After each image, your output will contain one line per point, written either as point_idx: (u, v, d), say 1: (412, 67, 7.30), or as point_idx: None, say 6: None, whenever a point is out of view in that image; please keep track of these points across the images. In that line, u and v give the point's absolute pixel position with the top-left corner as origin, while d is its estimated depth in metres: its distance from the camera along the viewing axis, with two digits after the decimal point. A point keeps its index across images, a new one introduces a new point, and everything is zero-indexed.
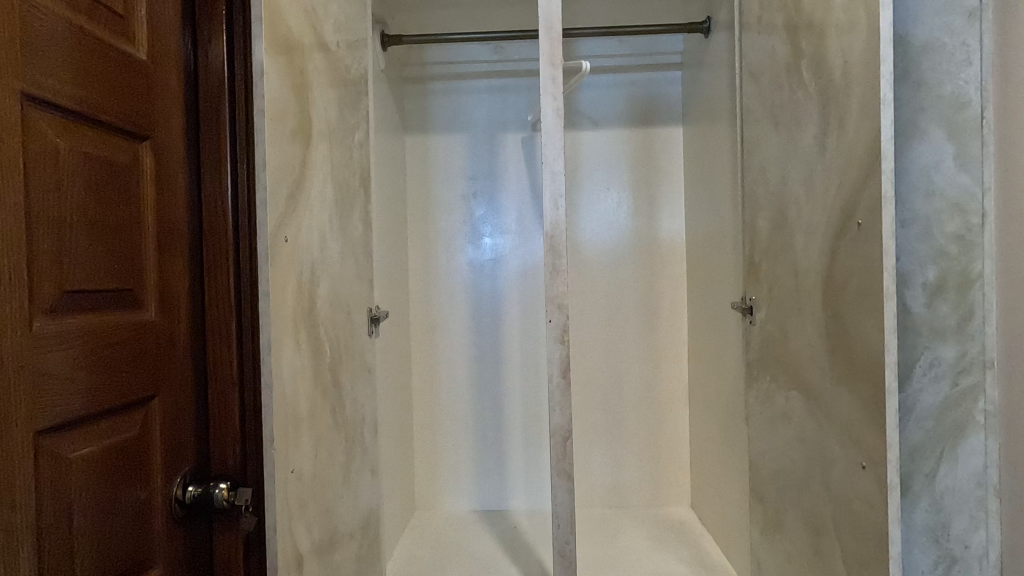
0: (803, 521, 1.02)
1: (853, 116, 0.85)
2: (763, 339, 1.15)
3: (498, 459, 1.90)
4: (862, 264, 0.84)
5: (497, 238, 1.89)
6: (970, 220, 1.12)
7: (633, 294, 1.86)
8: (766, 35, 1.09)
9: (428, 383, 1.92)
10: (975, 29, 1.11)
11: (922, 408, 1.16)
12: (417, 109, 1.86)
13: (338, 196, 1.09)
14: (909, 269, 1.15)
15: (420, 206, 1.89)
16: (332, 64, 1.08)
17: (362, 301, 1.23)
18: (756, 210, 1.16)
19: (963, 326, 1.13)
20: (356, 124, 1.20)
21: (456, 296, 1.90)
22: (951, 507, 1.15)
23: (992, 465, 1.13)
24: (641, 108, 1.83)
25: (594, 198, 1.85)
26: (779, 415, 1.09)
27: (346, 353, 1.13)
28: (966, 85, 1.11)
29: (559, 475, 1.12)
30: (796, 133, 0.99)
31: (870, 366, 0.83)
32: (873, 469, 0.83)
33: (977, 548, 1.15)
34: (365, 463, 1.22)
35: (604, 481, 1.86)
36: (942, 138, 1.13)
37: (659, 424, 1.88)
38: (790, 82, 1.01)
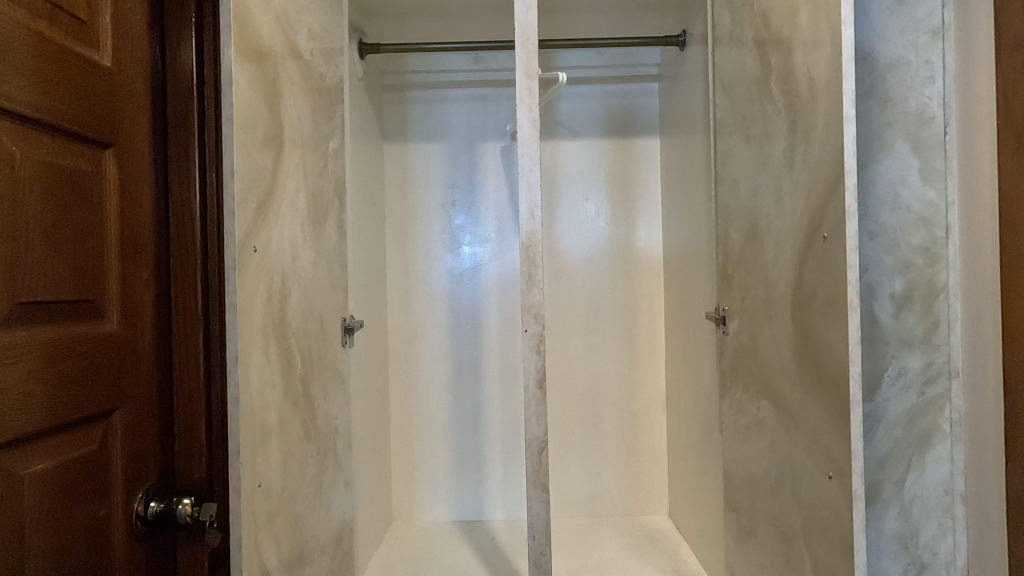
0: (774, 530, 1.02)
1: (819, 130, 0.87)
2: (736, 349, 1.16)
3: (477, 469, 1.89)
4: (828, 276, 0.85)
5: (476, 247, 1.88)
6: (936, 233, 1.15)
7: (612, 302, 1.87)
8: (738, 49, 1.11)
9: (406, 392, 1.91)
10: (938, 48, 1.14)
11: (890, 417, 1.18)
12: (397, 117, 1.85)
13: (311, 204, 1.08)
14: (878, 280, 1.18)
15: (399, 214, 1.88)
16: (305, 72, 1.07)
17: (336, 310, 1.22)
18: (729, 221, 1.18)
19: (929, 337, 1.15)
20: (331, 132, 1.19)
21: (435, 304, 1.90)
22: (919, 514, 1.18)
23: (958, 472, 1.15)
24: (620, 119, 1.85)
25: (574, 207, 1.86)
26: (751, 424, 1.10)
27: (318, 363, 1.11)
28: (930, 101, 1.14)
29: (535, 486, 1.11)
30: (766, 146, 1.01)
31: (837, 377, 0.84)
32: (840, 479, 0.84)
33: (945, 554, 1.16)
34: (338, 476, 1.20)
35: (582, 490, 1.86)
36: (907, 153, 1.15)
37: (638, 433, 1.89)
38: (760, 96, 1.03)
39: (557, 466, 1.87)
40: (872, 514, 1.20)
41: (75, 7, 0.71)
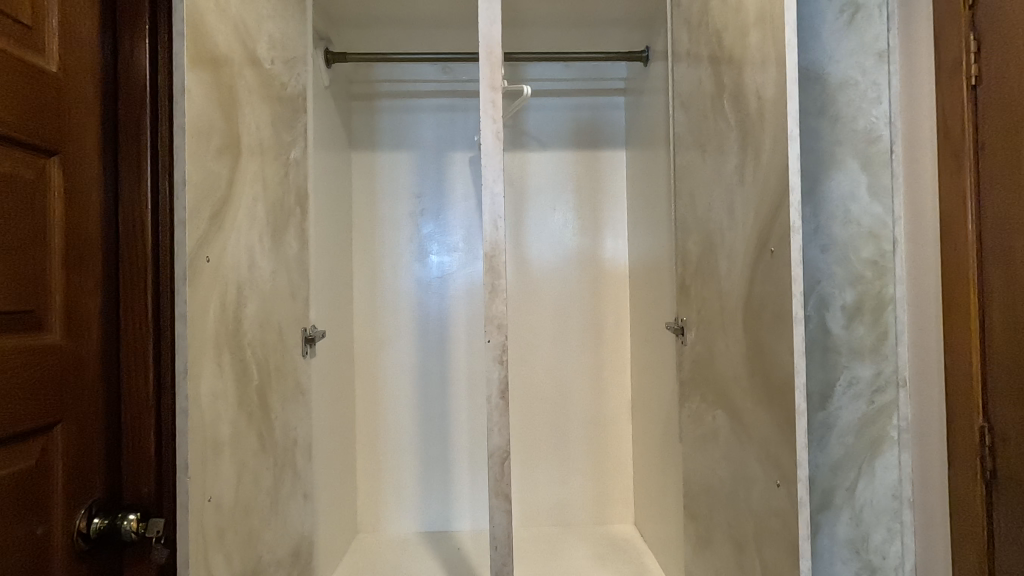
0: (728, 537, 1.04)
1: (766, 148, 0.90)
2: (694, 359, 1.19)
3: (444, 479, 1.89)
4: (775, 289, 0.88)
5: (444, 256, 1.89)
6: (883, 247, 1.20)
7: (579, 312, 1.89)
8: (694, 68, 1.15)
9: (372, 402, 1.89)
10: (883, 70, 1.19)
11: (843, 424, 1.22)
12: (365, 126, 1.85)
13: (271, 213, 1.07)
14: (830, 291, 1.21)
15: (366, 222, 1.87)
16: (265, 81, 1.06)
17: (296, 320, 1.21)
18: (686, 233, 1.21)
19: (878, 347, 1.20)
20: (293, 141, 1.19)
21: (403, 313, 1.89)
22: (869, 520, 1.22)
23: (906, 478, 1.20)
24: (586, 131, 1.87)
25: (542, 218, 1.88)
26: (707, 433, 1.12)
27: (277, 374, 1.10)
28: (877, 121, 1.19)
29: (497, 496, 1.11)
30: (720, 162, 1.04)
31: (784, 387, 0.86)
32: (787, 486, 0.86)
33: (894, 558, 1.21)
34: (297, 488, 1.19)
35: (549, 499, 1.87)
36: (856, 170, 1.20)
37: (604, 442, 1.90)
38: (714, 114, 1.06)
39: (524, 475, 1.88)
40: (825, 520, 1.23)
41: (19, 11, 0.70)
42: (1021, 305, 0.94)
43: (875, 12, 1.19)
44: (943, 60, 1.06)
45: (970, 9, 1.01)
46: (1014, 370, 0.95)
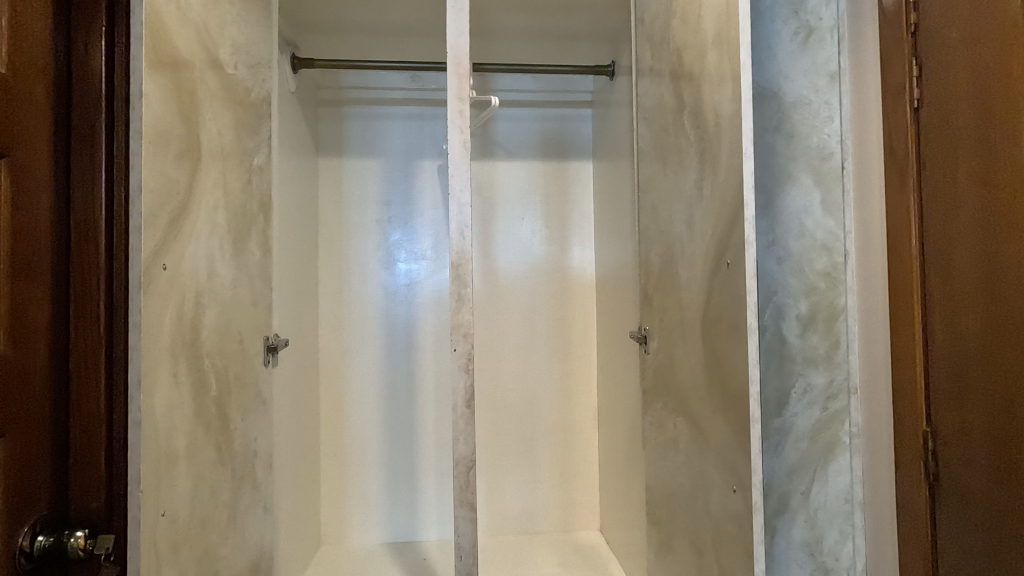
0: (688, 543, 1.07)
1: (723, 163, 0.93)
2: (656, 367, 1.21)
3: (411, 489, 1.87)
4: (731, 300, 0.91)
5: (412, 264, 1.88)
6: (835, 259, 1.25)
7: (547, 320, 1.91)
8: (656, 84, 1.18)
9: (337, 412, 1.86)
10: (835, 90, 1.25)
11: (798, 430, 1.26)
12: (333, 132, 1.83)
13: (231, 220, 1.05)
14: (786, 302, 1.26)
15: (332, 230, 1.85)
16: (228, 86, 1.05)
17: (257, 329, 1.18)
18: (649, 244, 1.24)
19: (831, 355, 1.25)
20: (256, 147, 1.17)
21: (369, 321, 1.88)
22: (824, 522, 1.26)
23: (857, 482, 1.25)
24: (554, 141, 1.90)
25: (510, 226, 1.90)
26: (669, 440, 1.14)
27: (236, 384, 1.07)
28: (829, 138, 1.25)
29: (462, 505, 1.11)
30: (680, 175, 1.07)
31: (739, 395, 0.89)
32: (743, 492, 0.88)
33: (846, 559, 1.25)
34: (257, 500, 1.16)
35: (516, 508, 1.87)
36: (810, 185, 1.25)
37: (570, 449, 1.92)
38: (676, 129, 1.09)
39: (491, 484, 1.88)
40: (781, 524, 1.27)
41: None
42: (958, 316, 0.97)
43: (827, 35, 1.25)
44: (889, 82, 1.10)
45: (912, 34, 1.05)
46: (953, 381, 0.99)
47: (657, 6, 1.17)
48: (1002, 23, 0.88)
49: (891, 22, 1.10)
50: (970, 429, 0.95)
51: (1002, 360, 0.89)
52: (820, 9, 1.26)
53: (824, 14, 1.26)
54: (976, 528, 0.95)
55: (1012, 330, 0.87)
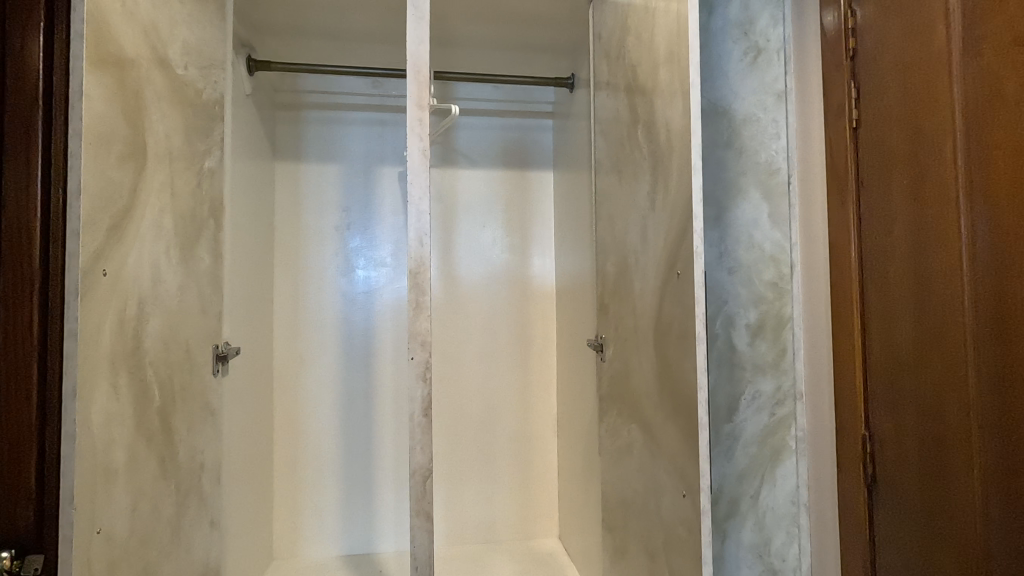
0: (641, 547, 1.09)
1: (674, 176, 0.95)
2: (612, 375, 1.24)
3: (368, 498, 1.86)
4: (680, 310, 0.93)
5: (371, 271, 1.87)
6: (782, 270, 1.30)
7: (507, 328, 1.92)
8: (613, 98, 1.21)
9: (293, 422, 1.82)
10: (781, 108, 1.31)
11: (747, 436, 1.30)
12: (290, 136, 1.80)
13: (179, 225, 1.02)
14: (735, 311, 1.31)
15: (289, 235, 1.81)
16: (177, 87, 1.01)
17: (206, 337, 1.15)
18: (606, 254, 1.27)
19: (778, 362, 1.30)
20: (207, 150, 1.14)
21: (327, 328, 1.85)
22: (771, 525, 1.31)
23: (802, 485, 1.29)
24: (514, 150, 1.92)
25: (471, 234, 1.90)
26: (623, 446, 1.16)
27: (182, 395, 1.03)
28: (776, 154, 1.30)
29: (418, 515, 1.09)
30: (635, 188, 1.10)
31: (687, 402, 0.91)
32: (691, 497, 0.90)
33: (792, 560, 1.30)
34: (203, 515, 1.12)
35: (475, 517, 1.87)
36: (759, 199, 1.31)
37: (529, 457, 1.93)
38: (631, 142, 1.12)
39: (449, 493, 1.87)
40: (731, 527, 1.31)
41: None
42: (894, 324, 1.02)
43: (775, 56, 1.31)
44: (831, 103, 1.16)
45: (851, 58, 1.11)
46: (889, 388, 1.03)
47: (613, 22, 1.20)
48: (931, 51, 0.93)
49: (831, 46, 1.15)
50: (904, 433, 1.00)
51: (932, 368, 0.94)
52: (768, 30, 1.31)
53: (771, 36, 1.31)
54: (910, 529, 0.99)
55: (940, 340, 0.92)
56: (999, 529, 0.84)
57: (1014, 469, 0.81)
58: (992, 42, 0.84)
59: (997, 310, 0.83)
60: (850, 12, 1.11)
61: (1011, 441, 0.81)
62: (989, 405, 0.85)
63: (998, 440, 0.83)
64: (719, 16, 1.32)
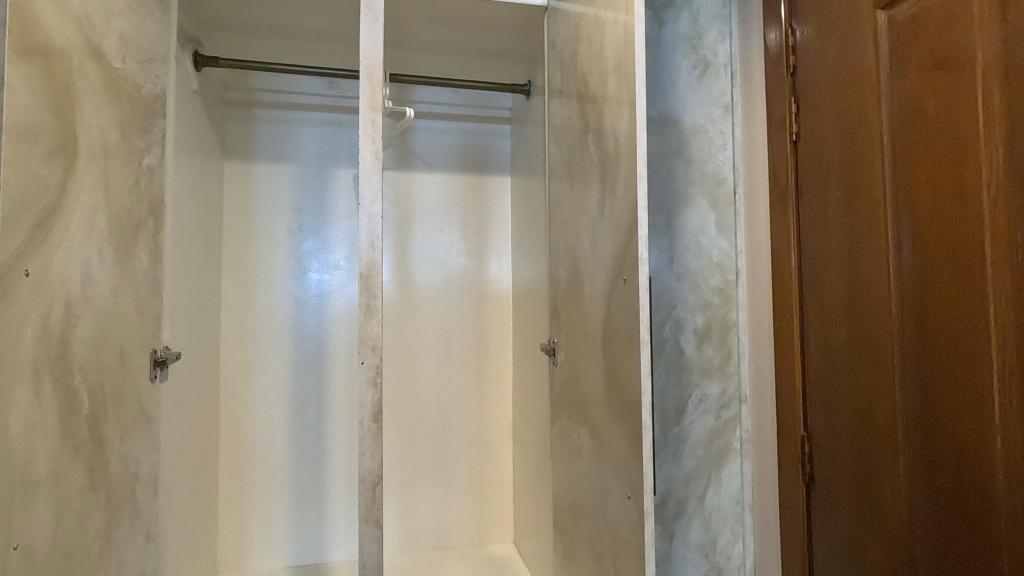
0: (589, 550, 1.10)
1: (620, 184, 0.97)
2: (564, 379, 1.25)
3: (319, 507, 1.82)
4: (626, 315, 0.95)
5: (324, 274, 1.83)
6: (728, 277, 1.35)
7: (463, 332, 1.91)
8: (566, 106, 1.23)
9: (240, 429, 1.76)
10: (728, 121, 1.36)
11: (694, 438, 1.34)
12: (240, 135, 1.76)
13: (115, 224, 0.97)
14: (684, 316, 1.34)
15: (238, 237, 1.76)
16: (115, 80, 0.97)
17: (142, 342, 1.10)
18: (559, 259, 1.28)
19: (724, 366, 1.34)
20: (146, 146, 1.09)
21: (277, 333, 1.80)
22: (717, 524, 1.34)
23: (746, 485, 1.34)
24: (472, 155, 1.92)
25: (427, 238, 1.89)
26: (574, 449, 1.18)
27: (114, 402, 0.98)
28: (723, 165, 1.35)
29: (367, 523, 1.06)
30: (585, 195, 1.12)
31: (632, 405, 0.92)
32: (635, 499, 0.92)
33: (736, 558, 1.34)
34: (138, 527, 1.07)
35: (430, 524, 1.88)
36: (706, 208, 1.35)
37: (485, 462, 1.93)
38: (582, 150, 1.14)
39: (403, 499, 1.86)
40: (679, 528, 1.34)
41: None
42: (829, 330, 1.07)
43: (722, 70, 1.36)
44: (773, 117, 1.21)
45: (791, 74, 1.16)
46: (825, 391, 1.08)
47: (567, 31, 1.21)
48: (862, 69, 0.98)
49: (774, 62, 1.20)
50: (839, 434, 1.04)
51: (863, 371, 0.99)
52: (715, 45, 1.36)
53: (719, 51, 1.36)
54: (844, 525, 1.03)
55: (871, 345, 0.97)
56: (922, 525, 0.88)
57: (935, 467, 0.86)
58: (915, 63, 0.89)
59: (920, 316, 0.88)
60: (791, 31, 1.16)
61: (932, 441, 0.86)
62: (913, 406, 0.89)
63: (921, 439, 0.88)
64: (670, 29, 1.36)
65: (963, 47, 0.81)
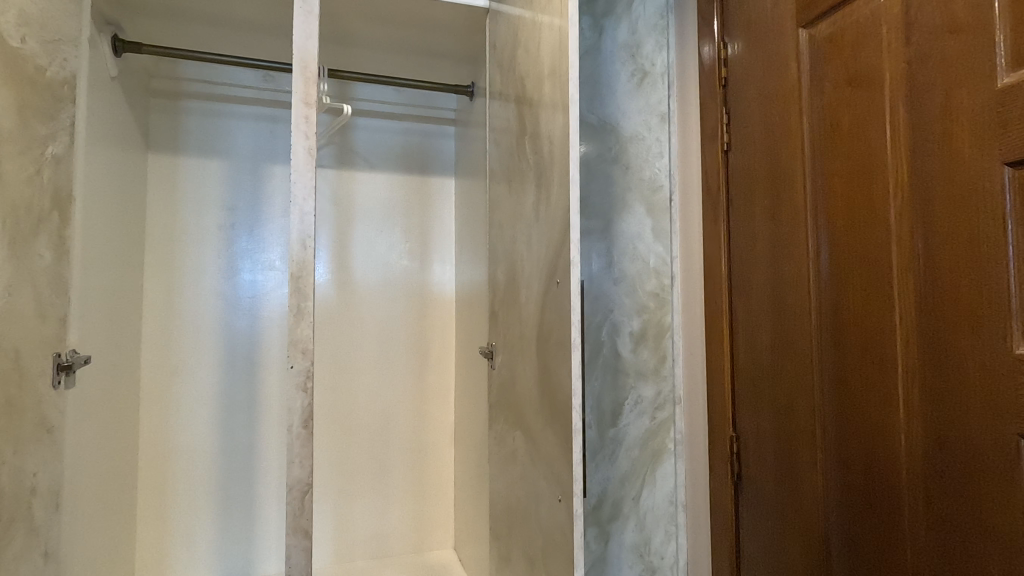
0: (523, 554, 1.09)
1: (555, 186, 0.97)
2: (501, 382, 1.25)
3: (249, 517, 1.75)
4: (559, 318, 0.95)
5: (258, 274, 1.76)
6: (663, 281, 1.38)
7: (404, 335, 1.88)
8: (505, 109, 1.23)
9: (162, 437, 1.66)
10: (664, 129, 1.39)
11: (629, 440, 1.36)
12: (167, 127, 1.67)
13: (11, 215, 0.89)
14: (621, 319, 1.36)
15: (162, 235, 1.66)
16: (12, 61, 0.89)
17: (44, 345, 1.02)
18: (497, 262, 1.28)
19: (658, 368, 1.37)
20: (51, 134, 1.01)
21: (205, 335, 1.71)
22: (651, 525, 1.36)
23: (680, 484, 1.36)
24: (415, 155, 1.89)
25: (368, 239, 1.85)
26: (509, 453, 1.17)
27: (6, 410, 0.89)
28: (659, 172, 1.38)
29: (294, 533, 0.97)
30: (523, 198, 1.12)
31: (563, 408, 0.92)
32: (565, 501, 0.92)
33: (669, 557, 1.36)
34: (33, 546, 0.98)
35: (367, 532, 1.83)
36: (643, 213, 1.37)
37: (425, 468, 1.89)
38: (520, 153, 1.14)
39: (339, 506, 1.81)
40: (615, 529, 1.35)
41: None
42: (756, 332, 1.10)
43: (659, 79, 1.39)
44: (706, 127, 1.25)
45: (723, 86, 1.20)
46: (752, 392, 1.12)
47: (506, 34, 1.21)
48: (786, 83, 1.02)
49: (707, 74, 1.24)
50: (764, 433, 1.08)
51: (786, 373, 1.03)
52: (653, 55, 1.39)
53: (657, 60, 1.39)
54: (767, 522, 1.07)
55: (792, 347, 1.01)
56: (836, 519, 0.92)
57: (848, 464, 0.90)
58: (832, 80, 0.93)
59: (835, 320, 0.92)
60: (723, 45, 1.20)
61: (845, 439, 0.90)
62: (829, 407, 0.93)
63: (836, 438, 0.92)
64: (609, 37, 1.38)
65: (874, 66, 0.86)
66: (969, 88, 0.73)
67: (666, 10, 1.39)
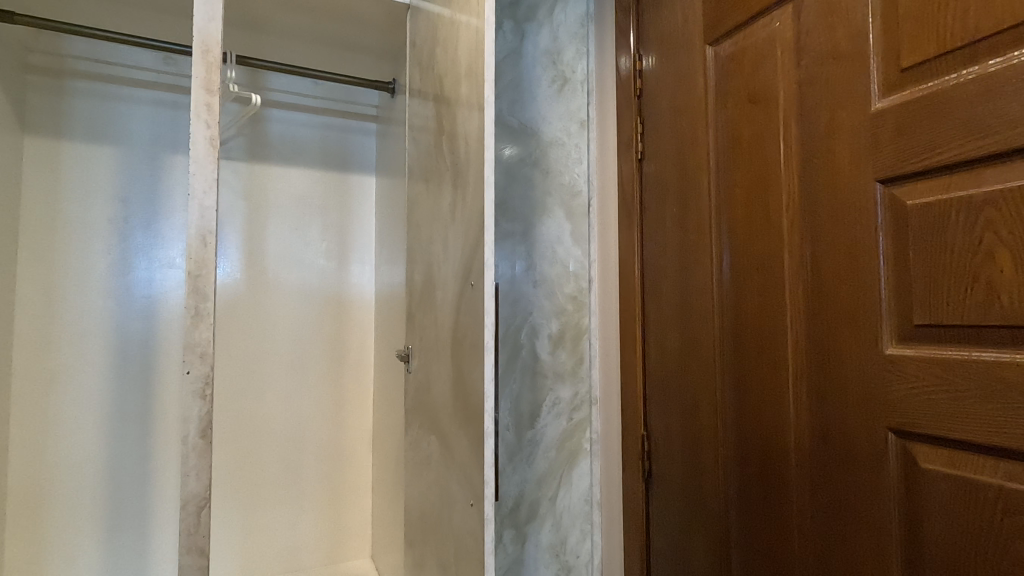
0: (437, 560, 1.07)
1: (470, 187, 0.96)
2: (417, 387, 1.22)
3: (142, 533, 1.62)
4: (472, 320, 0.94)
5: (155, 272, 1.63)
6: (581, 284, 1.40)
7: (320, 338, 1.80)
8: (424, 107, 1.21)
9: (36, 451, 1.49)
10: (584, 135, 1.41)
11: (546, 441, 1.37)
12: (48, 107, 1.50)
13: None
14: (540, 321, 1.37)
15: (40, 227, 1.50)
16: None
17: None
18: (415, 263, 1.25)
19: (576, 370, 1.39)
20: None
21: (90, 338, 1.56)
22: (567, 524, 1.38)
23: (595, 483, 1.39)
24: (334, 152, 1.82)
25: (282, 237, 1.76)
26: (424, 458, 1.15)
27: None
28: (578, 178, 1.41)
29: (188, 553, 0.88)
30: (440, 198, 1.10)
31: (476, 412, 0.91)
32: (476, 506, 0.90)
33: (585, 556, 1.39)
34: None
35: (277, 546, 1.74)
36: (562, 217, 1.39)
37: (341, 476, 1.82)
38: (437, 153, 1.12)
39: (245, 519, 1.70)
40: (531, 530, 1.36)
41: None
42: (665, 333, 1.15)
43: (579, 86, 1.42)
44: (622, 136, 1.28)
45: (638, 97, 1.23)
46: (661, 392, 1.16)
47: (425, 32, 1.19)
48: (695, 97, 1.07)
49: (623, 85, 1.27)
50: (673, 432, 1.12)
51: (692, 373, 1.07)
52: (573, 62, 1.42)
53: (576, 68, 1.42)
54: (673, 517, 1.11)
55: (697, 348, 1.06)
56: (735, 511, 0.97)
57: (745, 459, 0.95)
58: (735, 96, 0.98)
59: (736, 323, 0.97)
60: (638, 58, 1.24)
61: (743, 435, 0.95)
62: (730, 405, 0.98)
63: (736, 434, 0.97)
64: (531, 43, 1.39)
65: (771, 85, 0.91)
66: (850, 111, 0.79)
67: (586, 20, 1.42)
